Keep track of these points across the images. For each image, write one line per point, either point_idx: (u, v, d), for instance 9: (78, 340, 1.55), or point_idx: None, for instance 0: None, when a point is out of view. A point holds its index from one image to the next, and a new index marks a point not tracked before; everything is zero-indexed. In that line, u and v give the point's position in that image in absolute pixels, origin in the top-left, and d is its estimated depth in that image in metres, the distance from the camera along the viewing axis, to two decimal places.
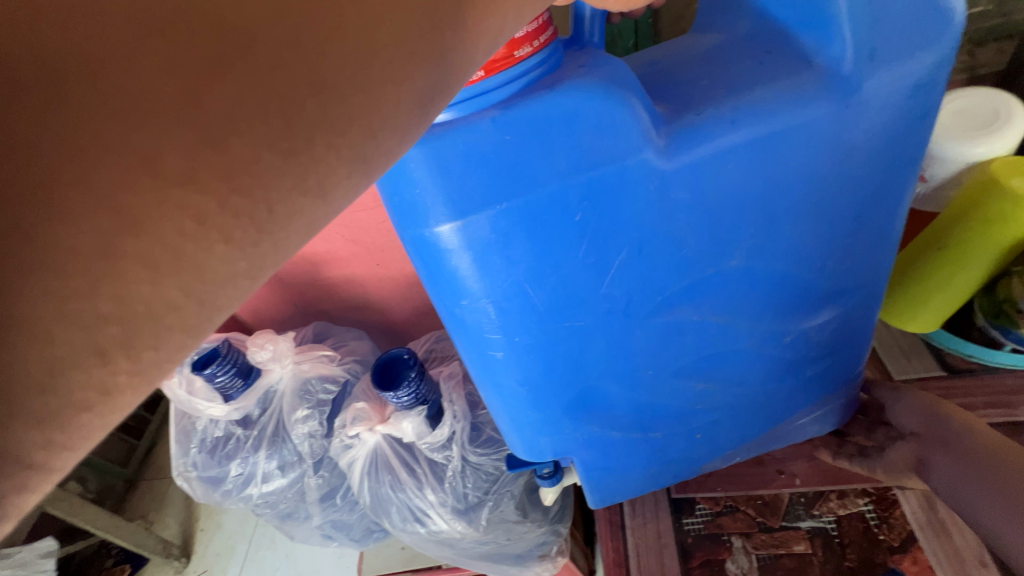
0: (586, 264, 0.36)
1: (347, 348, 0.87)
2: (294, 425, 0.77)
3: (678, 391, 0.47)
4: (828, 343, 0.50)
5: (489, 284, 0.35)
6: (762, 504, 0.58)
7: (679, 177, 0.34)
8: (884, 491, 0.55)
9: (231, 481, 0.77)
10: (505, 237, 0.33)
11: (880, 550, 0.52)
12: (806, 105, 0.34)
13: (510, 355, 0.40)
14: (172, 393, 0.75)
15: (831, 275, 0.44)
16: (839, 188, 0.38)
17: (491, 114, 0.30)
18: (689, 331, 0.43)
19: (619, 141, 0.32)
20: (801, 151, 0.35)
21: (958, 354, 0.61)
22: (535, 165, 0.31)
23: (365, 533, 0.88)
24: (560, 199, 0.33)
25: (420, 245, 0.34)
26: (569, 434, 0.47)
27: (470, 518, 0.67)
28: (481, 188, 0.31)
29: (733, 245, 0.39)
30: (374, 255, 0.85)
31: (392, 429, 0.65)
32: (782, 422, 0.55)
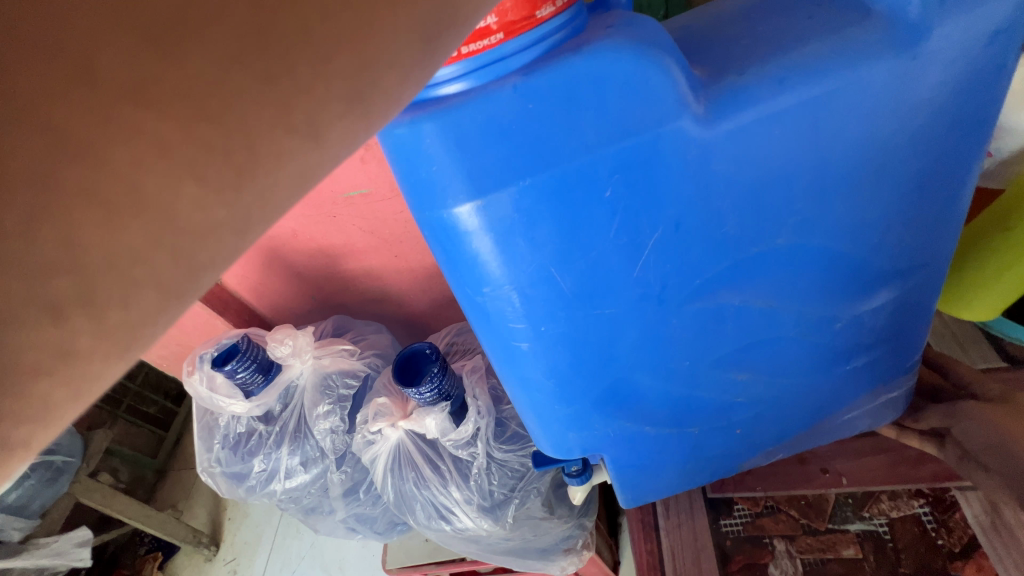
0: (619, 245, 0.33)
1: (368, 342, 0.85)
2: (315, 421, 0.75)
3: (716, 383, 0.44)
4: (883, 330, 0.45)
5: (513, 270, 0.33)
6: (805, 505, 0.55)
7: (721, 147, 0.30)
8: (941, 493, 0.51)
9: (255, 477, 0.77)
10: (529, 216, 0.30)
11: (939, 556, 0.48)
12: (867, 60, 0.30)
13: (537, 347, 0.37)
14: (195, 390, 0.75)
15: (889, 254, 0.39)
16: (903, 156, 0.34)
17: (512, 80, 0.27)
18: (730, 318, 0.39)
19: (654, 106, 0.28)
20: (859, 114, 0.31)
21: (1022, 345, 0.56)
22: (562, 135, 0.28)
23: (389, 526, 0.87)
24: (590, 173, 0.29)
25: (439, 230, 0.32)
26: (600, 430, 0.44)
27: (496, 515, 0.65)
28: (503, 163, 0.29)
29: (781, 222, 0.35)
30: (392, 247, 0.83)
31: (415, 425, 0.64)
32: (829, 416, 0.52)
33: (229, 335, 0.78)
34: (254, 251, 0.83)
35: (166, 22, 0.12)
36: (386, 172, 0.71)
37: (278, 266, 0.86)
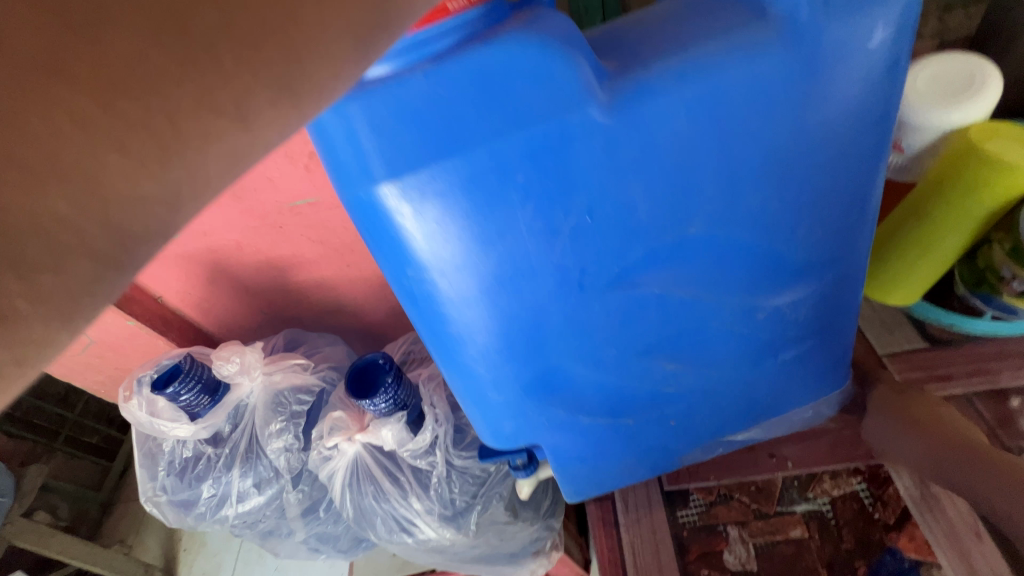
0: (534, 231, 0.33)
1: (322, 355, 0.83)
2: (268, 440, 0.73)
3: (646, 370, 0.45)
4: (805, 321, 0.47)
5: (434, 254, 0.33)
6: (756, 490, 0.57)
7: (627, 137, 0.31)
8: (876, 468, 0.54)
9: (204, 503, 0.73)
10: (445, 200, 0.31)
11: (877, 529, 0.51)
12: (759, 54, 0.31)
13: (466, 331, 0.38)
14: (133, 415, 0.70)
15: (800, 242, 0.41)
16: (802, 148, 0.36)
17: (423, 68, 0.28)
18: (652, 306, 0.40)
19: (559, 95, 0.29)
20: (756, 106, 0.33)
21: (940, 324, 0.61)
22: (472, 121, 0.29)
23: (353, 543, 0.85)
24: (501, 159, 0.30)
25: (360, 210, 0.32)
26: (535, 416, 0.46)
27: (459, 524, 0.65)
28: (418, 147, 0.29)
29: (692, 209, 0.36)
30: (343, 256, 0.81)
31: (372, 437, 0.62)
32: (768, 409, 0.54)
33: (169, 355, 0.73)
34: (196, 265, 0.79)
35: (97, 28, 0.16)
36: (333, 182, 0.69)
37: (223, 280, 0.83)
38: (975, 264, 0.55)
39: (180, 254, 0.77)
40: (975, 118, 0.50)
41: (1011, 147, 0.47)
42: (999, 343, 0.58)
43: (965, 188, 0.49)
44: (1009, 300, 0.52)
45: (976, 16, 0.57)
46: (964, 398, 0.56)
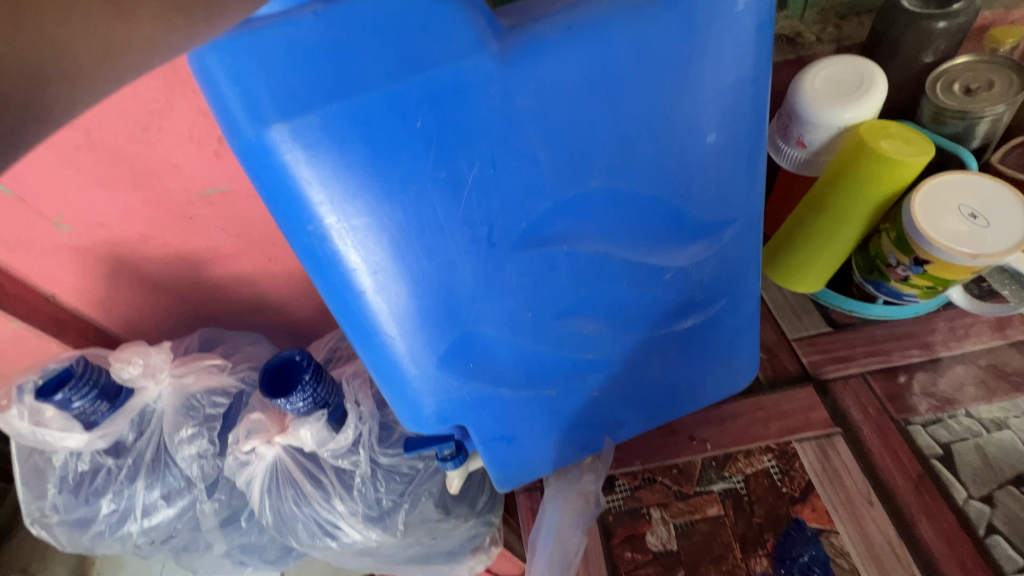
0: (437, 179, 0.34)
1: (242, 355, 0.78)
2: (178, 447, 0.67)
3: (562, 336, 0.46)
4: (711, 285, 0.49)
5: (335, 203, 0.33)
6: (677, 473, 0.58)
7: (522, 84, 0.32)
8: (785, 446, 0.57)
9: (103, 521, 0.67)
10: (343, 141, 0.31)
11: (784, 502, 0.54)
12: (647, 9, 0.32)
13: (372, 291, 0.37)
14: (14, 427, 0.63)
15: (701, 205, 0.43)
16: (693, 108, 0.37)
17: (314, 7, 0.28)
18: (563, 266, 0.41)
19: (451, 40, 0.30)
20: (648, 60, 0.34)
21: (840, 309, 0.65)
22: (363, 62, 0.29)
23: (281, 552, 0.81)
24: (398, 102, 0.30)
25: (253, 158, 0.31)
26: (455, 392, 0.45)
27: (385, 524, 0.62)
28: (308, 86, 0.29)
29: (592, 163, 0.37)
30: (264, 250, 0.77)
31: (291, 438, 0.59)
32: (685, 380, 0.56)
33: (57, 357, 0.66)
34: (93, 260, 0.72)
35: None
36: None
37: (127, 276, 0.76)
38: (868, 252, 0.58)
39: (73, 246, 0.70)
40: (865, 116, 0.54)
41: (898, 145, 0.51)
42: (889, 326, 0.63)
43: (859, 180, 0.52)
44: (895, 284, 0.57)
45: (867, 25, 0.63)
46: (861, 377, 0.60)
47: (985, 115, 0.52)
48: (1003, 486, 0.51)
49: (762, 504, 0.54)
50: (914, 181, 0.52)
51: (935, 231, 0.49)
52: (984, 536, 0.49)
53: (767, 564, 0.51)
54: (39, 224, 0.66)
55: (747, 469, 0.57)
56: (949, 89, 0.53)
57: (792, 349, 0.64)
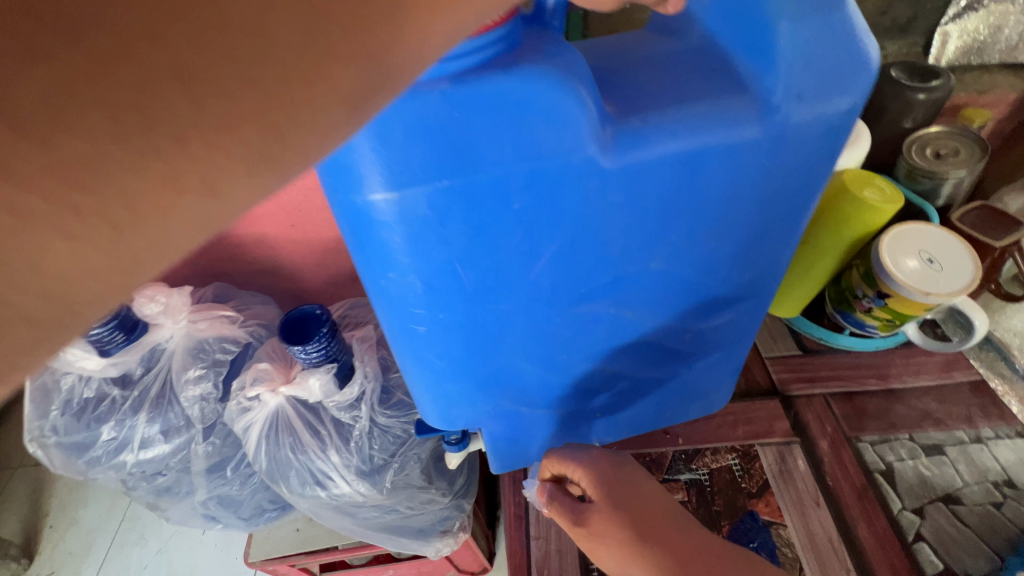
0: (519, 252, 0.34)
1: (252, 312, 0.82)
2: (184, 387, 0.71)
3: (582, 372, 0.49)
4: (722, 340, 0.52)
5: (418, 261, 0.33)
6: (649, 461, 0.64)
7: (621, 180, 0.32)
8: (748, 448, 0.63)
9: (100, 447, 0.69)
10: (441, 215, 0.30)
11: (742, 495, 0.60)
12: (758, 127, 0.32)
13: (427, 332, 0.38)
14: None
15: (739, 285, 0.44)
16: (765, 210, 0.38)
17: (442, 84, 0.27)
18: (604, 322, 0.43)
19: (563, 134, 0.29)
20: (742, 171, 0.34)
21: (811, 336, 0.72)
22: (477, 143, 0.28)
23: (256, 511, 0.84)
24: (499, 187, 0.30)
25: (344, 214, 0.30)
26: (481, 406, 0.49)
27: (374, 480, 0.66)
28: (422, 162, 0.28)
29: (658, 249, 0.37)
30: (289, 215, 0.81)
31: (298, 388, 0.63)
32: (675, 401, 0.61)
33: None
34: None
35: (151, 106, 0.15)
36: None
37: None
38: (840, 285, 0.66)
39: None
40: (851, 162, 0.61)
41: (875, 193, 0.58)
42: (852, 355, 0.70)
43: (840, 221, 0.59)
44: (860, 314, 0.64)
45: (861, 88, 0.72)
46: (822, 397, 0.67)
47: (948, 177, 0.60)
48: (934, 501, 0.57)
49: (723, 496, 0.60)
50: (884, 226, 0.59)
51: (895, 268, 0.56)
52: (912, 542, 0.55)
53: None
54: None
55: (713, 464, 0.63)
56: (921, 151, 0.61)
57: (764, 365, 0.71)
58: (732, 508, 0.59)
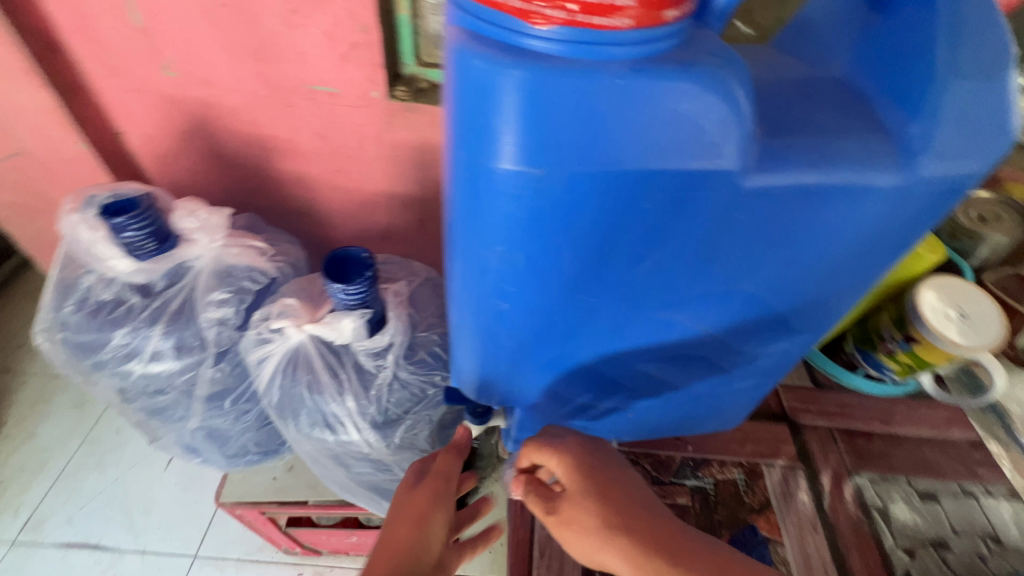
0: (627, 250, 0.34)
1: (280, 249, 0.81)
2: (205, 308, 0.69)
3: (634, 373, 0.49)
4: (767, 371, 0.52)
5: (530, 241, 0.33)
6: (657, 461, 0.65)
7: (747, 200, 0.32)
8: (754, 465, 0.65)
9: (110, 351, 0.68)
10: (571, 201, 0.30)
11: (744, 509, 0.62)
12: (887, 178, 0.32)
13: (508, 308, 0.38)
14: (73, 233, 0.66)
15: (808, 322, 0.45)
16: (862, 257, 0.38)
17: (617, 72, 0.26)
18: (674, 332, 0.43)
19: (713, 146, 0.29)
20: (858, 216, 0.34)
21: (824, 372, 0.74)
22: (630, 137, 0.28)
23: (239, 452, 0.82)
24: (636, 183, 0.30)
25: (473, 179, 0.30)
26: (527, 387, 0.49)
27: (385, 433, 0.66)
28: (573, 146, 0.28)
29: (751, 272, 0.38)
30: (337, 159, 0.80)
31: (329, 328, 0.62)
32: (702, 415, 0.61)
33: (128, 187, 0.69)
34: (179, 114, 0.77)
35: None
36: (363, 81, 0.68)
37: (201, 139, 0.80)
38: (866, 326, 0.68)
39: (169, 95, 0.74)
40: None
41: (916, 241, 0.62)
42: (862, 397, 0.72)
43: None
44: (881, 356, 0.66)
45: None
46: (829, 431, 0.69)
47: (988, 238, 0.63)
48: (924, 544, 0.60)
49: (727, 507, 0.62)
50: (921, 275, 0.62)
51: (930, 316, 0.58)
52: None
53: None
54: (149, 65, 0.71)
55: (718, 474, 0.64)
56: (965, 213, 0.64)
57: (777, 392, 0.72)
58: (732, 521, 0.61)
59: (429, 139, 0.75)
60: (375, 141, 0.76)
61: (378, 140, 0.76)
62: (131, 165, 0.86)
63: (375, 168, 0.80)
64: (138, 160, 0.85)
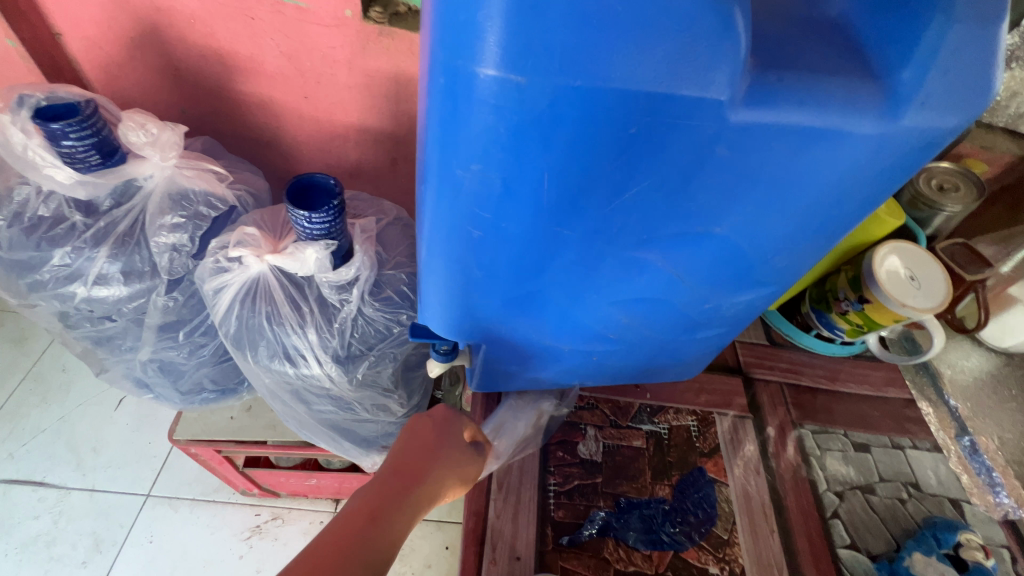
0: (608, 179, 0.33)
1: (240, 177, 0.76)
2: (156, 232, 0.65)
3: (603, 316, 0.49)
4: (729, 321, 0.54)
5: (508, 161, 0.32)
6: (616, 407, 0.67)
7: (732, 135, 0.31)
8: (707, 414, 0.68)
9: (49, 272, 0.64)
10: (553, 118, 0.29)
11: (694, 453, 0.65)
12: (867, 122, 0.32)
13: (481, 236, 0.37)
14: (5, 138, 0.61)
15: (776, 273, 0.45)
16: (834, 207, 0.38)
17: None
18: (647, 273, 0.43)
19: (706, 68, 0.28)
20: (836, 161, 0.34)
21: (779, 331, 0.77)
22: (621, 49, 0.26)
23: (194, 388, 0.78)
24: (625, 104, 0.29)
25: (452, 85, 0.29)
26: (495, 322, 0.49)
27: (347, 368, 0.65)
28: (559, 53, 0.26)
29: (727, 214, 0.38)
30: (305, 86, 0.75)
31: (292, 259, 0.60)
32: (660, 363, 0.63)
33: (68, 92, 0.63)
34: (127, 18, 0.70)
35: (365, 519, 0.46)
36: None
37: (153, 50, 0.73)
38: (823, 286, 0.71)
39: None
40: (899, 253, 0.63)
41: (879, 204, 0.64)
42: (812, 356, 0.75)
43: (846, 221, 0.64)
44: (834, 316, 0.70)
45: None
46: (779, 385, 0.72)
47: (945, 209, 0.65)
48: (853, 488, 0.64)
49: (679, 450, 0.65)
50: (880, 240, 0.65)
51: (885, 279, 0.61)
52: (829, 517, 0.61)
53: (668, 491, 0.61)
54: None
55: (676, 421, 0.67)
56: (928, 182, 0.67)
57: (734, 347, 0.75)
58: (682, 462, 0.64)
59: (405, 70, 0.71)
60: (347, 67, 0.71)
61: (350, 66, 0.71)
62: (72, 75, 0.78)
63: (346, 97, 0.76)
64: (81, 70, 0.78)
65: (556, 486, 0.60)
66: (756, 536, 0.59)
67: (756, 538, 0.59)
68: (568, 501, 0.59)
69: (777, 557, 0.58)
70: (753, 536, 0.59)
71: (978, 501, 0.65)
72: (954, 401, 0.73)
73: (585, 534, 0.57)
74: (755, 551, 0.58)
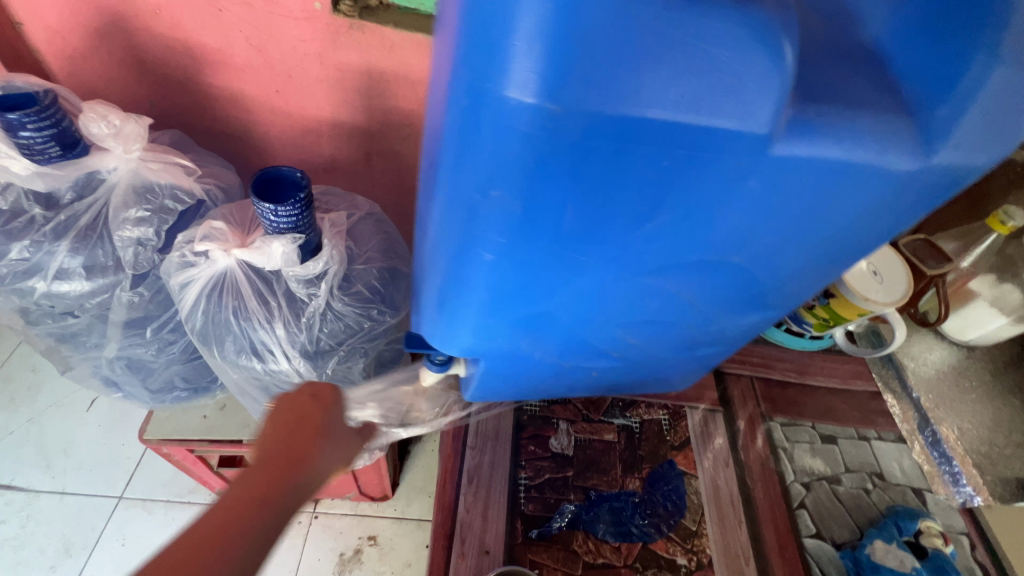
0: (633, 214, 0.31)
1: (210, 170, 0.75)
2: (120, 225, 0.63)
3: (608, 338, 0.47)
4: (728, 339, 0.53)
5: (525, 193, 0.29)
6: (589, 401, 0.68)
7: (768, 170, 0.29)
8: (678, 407, 0.69)
9: (7, 265, 0.62)
10: (579, 152, 0.26)
11: (665, 445, 0.65)
12: (906, 160, 0.30)
13: (488, 266, 0.34)
14: None
15: (785, 297, 0.44)
16: (857, 241, 0.36)
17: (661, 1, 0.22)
18: (658, 298, 0.41)
19: (748, 104, 0.25)
20: (868, 196, 0.32)
21: None
22: (662, 84, 0.24)
23: (164, 387, 0.77)
24: (654, 140, 0.26)
25: (476, 111, 0.26)
26: (496, 346, 0.45)
27: (316, 363, 0.64)
28: (595, 86, 0.24)
29: (749, 244, 0.36)
30: (276, 79, 0.74)
31: (258, 253, 0.59)
32: (656, 375, 0.62)
33: (27, 81, 0.62)
34: (90, 8, 0.68)
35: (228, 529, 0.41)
36: None
37: (119, 41, 0.72)
38: None
39: None
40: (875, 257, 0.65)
41: None
42: (781, 350, 0.77)
43: None
44: (803, 311, 0.71)
45: None
46: (749, 379, 0.73)
47: None
48: (820, 479, 0.65)
49: (649, 444, 0.65)
50: None
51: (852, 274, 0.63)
52: (795, 507, 0.62)
53: (638, 484, 0.62)
54: None
55: (646, 415, 0.68)
56: None
57: None
58: (652, 455, 0.64)
59: (377, 64, 0.71)
60: (318, 61, 0.71)
61: (322, 59, 0.71)
62: (34, 66, 0.76)
63: (319, 91, 0.75)
64: (43, 61, 0.76)
65: (527, 480, 0.60)
66: (723, 527, 0.60)
67: (723, 529, 0.60)
68: (539, 494, 0.59)
69: (744, 547, 0.59)
70: (720, 526, 0.60)
71: (940, 490, 0.66)
72: (919, 394, 0.75)
73: (554, 527, 0.57)
74: (722, 541, 0.59)
